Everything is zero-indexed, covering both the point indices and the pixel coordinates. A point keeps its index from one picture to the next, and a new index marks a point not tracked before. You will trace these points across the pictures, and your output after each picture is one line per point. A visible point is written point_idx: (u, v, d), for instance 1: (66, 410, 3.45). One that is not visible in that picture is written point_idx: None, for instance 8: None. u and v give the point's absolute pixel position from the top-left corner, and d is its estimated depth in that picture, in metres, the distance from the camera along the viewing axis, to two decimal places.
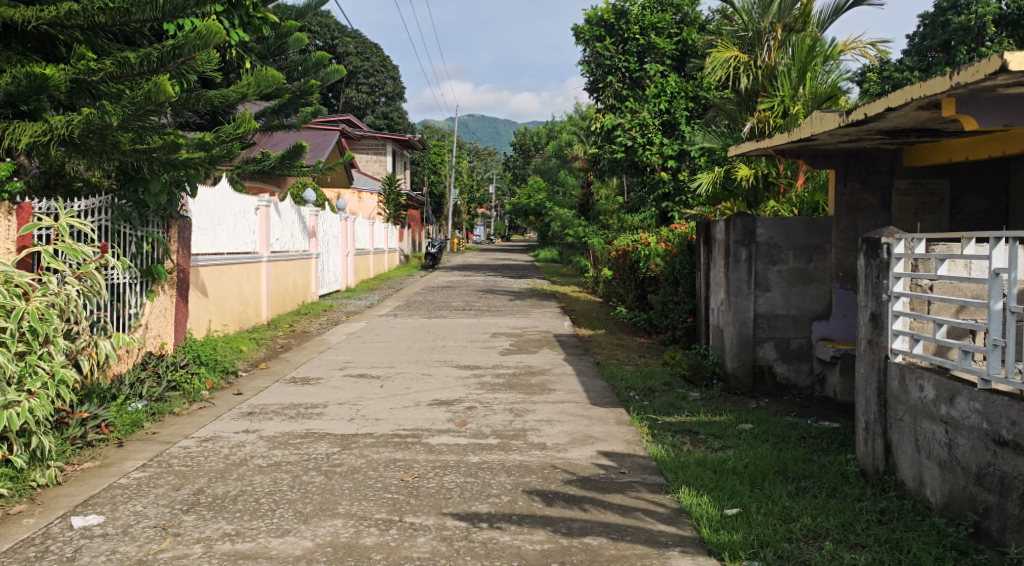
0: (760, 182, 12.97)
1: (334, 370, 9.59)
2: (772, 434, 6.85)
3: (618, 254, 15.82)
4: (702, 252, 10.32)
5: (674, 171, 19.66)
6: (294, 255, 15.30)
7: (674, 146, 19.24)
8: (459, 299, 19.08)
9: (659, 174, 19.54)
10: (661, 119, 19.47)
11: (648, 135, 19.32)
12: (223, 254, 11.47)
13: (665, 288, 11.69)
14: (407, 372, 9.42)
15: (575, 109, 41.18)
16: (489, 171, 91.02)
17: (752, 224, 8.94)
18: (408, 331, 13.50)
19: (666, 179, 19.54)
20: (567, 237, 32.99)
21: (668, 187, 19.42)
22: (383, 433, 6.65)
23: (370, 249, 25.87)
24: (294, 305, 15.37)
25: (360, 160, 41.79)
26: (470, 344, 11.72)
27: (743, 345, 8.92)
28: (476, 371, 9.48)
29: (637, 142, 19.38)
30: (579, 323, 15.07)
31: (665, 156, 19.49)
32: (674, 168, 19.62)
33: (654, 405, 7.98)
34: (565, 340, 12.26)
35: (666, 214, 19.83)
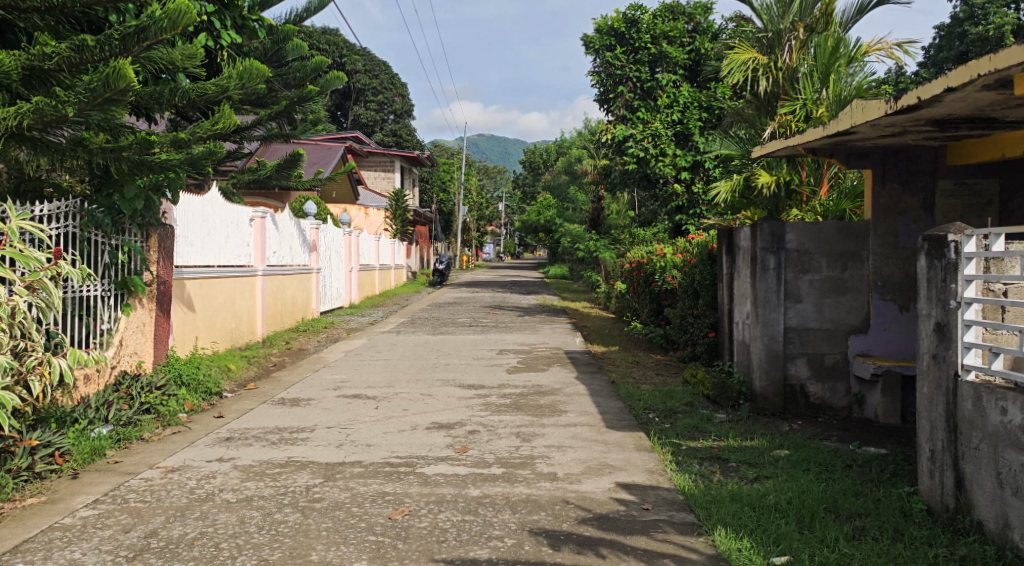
0: (782, 190, 12.10)
1: (327, 391, 8.86)
2: (814, 463, 6.07)
3: (633, 267, 15.08)
4: (724, 262, 9.58)
5: (688, 183, 18.93)
6: (293, 269, 14.61)
7: (688, 157, 18.58)
8: (466, 316, 18.32)
9: (673, 187, 18.82)
10: (674, 129, 18.83)
11: (660, 146, 18.67)
12: (213, 266, 10.75)
13: (684, 302, 10.91)
14: (406, 392, 8.67)
15: (584, 125, 40.56)
16: (499, 189, 90.45)
17: (780, 229, 8.20)
18: (410, 348, 12.75)
19: (680, 192, 18.80)
20: (577, 253, 32.23)
21: (681, 201, 18.73)
22: (373, 462, 5.90)
23: (375, 265, 25.18)
24: (292, 322, 14.65)
25: (368, 177, 41.17)
26: (475, 362, 10.97)
27: (772, 362, 8.16)
28: (481, 391, 8.72)
29: (650, 153, 18.68)
30: (592, 339, 14.31)
31: (678, 167, 18.76)
32: (688, 180, 18.88)
33: (677, 430, 7.20)
34: (577, 357, 11.50)
35: (680, 227, 19.09)
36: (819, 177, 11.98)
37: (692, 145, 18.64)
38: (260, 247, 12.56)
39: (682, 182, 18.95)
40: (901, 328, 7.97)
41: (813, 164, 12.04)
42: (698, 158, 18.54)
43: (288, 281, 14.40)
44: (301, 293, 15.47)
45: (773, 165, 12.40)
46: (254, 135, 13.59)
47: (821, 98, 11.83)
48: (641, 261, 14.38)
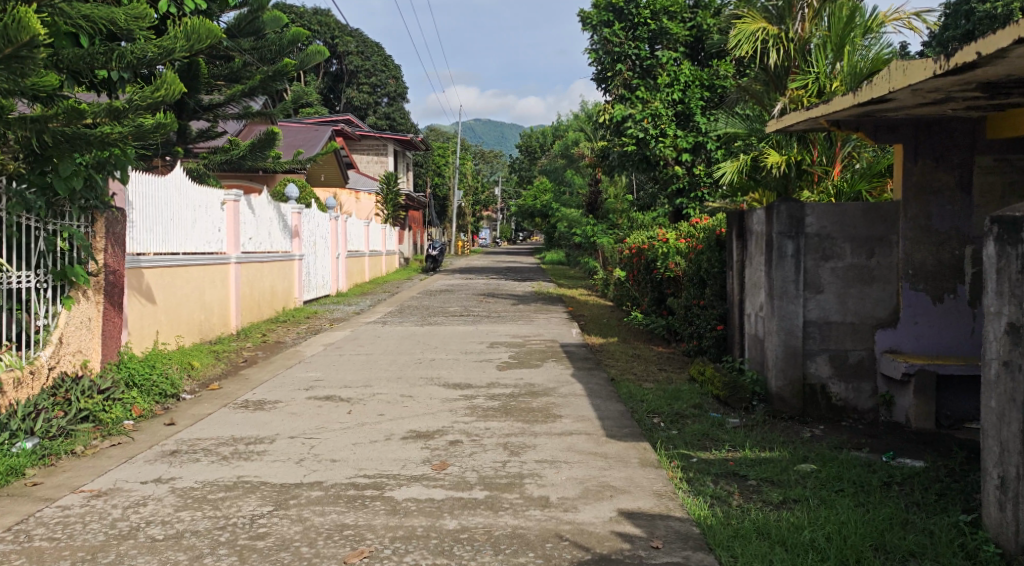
0: (792, 170, 11.15)
1: (297, 391, 8.02)
2: (847, 481, 5.25)
3: (632, 253, 14.23)
4: (735, 247, 8.74)
5: (689, 165, 18.07)
6: (271, 256, 13.76)
7: (689, 138, 17.69)
8: (457, 305, 17.48)
9: (673, 169, 17.96)
10: (674, 108, 17.95)
11: (660, 127, 17.80)
12: (179, 254, 9.91)
13: (690, 291, 10.07)
14: (384, 394, 7.84)
15: (581, 107, 39.59)
16: (495, 174, 89.38)
17: (799, 211, 7.36)
18: (395, 341, 11.91)
19: (681, 174, 18.02)
20: (574, 238, 31.34)
21: (682, 183, 17.88)
22: (336, 483, 5.08)
23: (365, 251, 24.31)
24: (271, 312, 13.84)
25: (360, 161, 40.20)
26: (464, 357, 10.14)
27: (789, 359, 7.36)
28: (467, 391, 7.89)
29: (649, 133, 17.83)
30: (589, 331, 13.48)
31: (679, 148, 17.87)
32: (689, 162, 18.01)
33: (686, 438, 6.39)
34: (573, 351, 10.66)
35: (680, 211, 18.31)
36: (832, 157, 11.00)
37: (693, 126, 17.72)
38: (233, 233, 11.71)
39: (684, 165, 18.10)
40: (935, 322, 7.14)
41: (826, 142, 11.09)
42: (700, 139, 17.61)
43: (266, 269, 13.54)
44: (281, 281, 14.63)
45: (783, 142, 11.45)
46: (230, 113, 12.71)
47: (834, 72, 10.90)
48: (641, 247, 13.53)
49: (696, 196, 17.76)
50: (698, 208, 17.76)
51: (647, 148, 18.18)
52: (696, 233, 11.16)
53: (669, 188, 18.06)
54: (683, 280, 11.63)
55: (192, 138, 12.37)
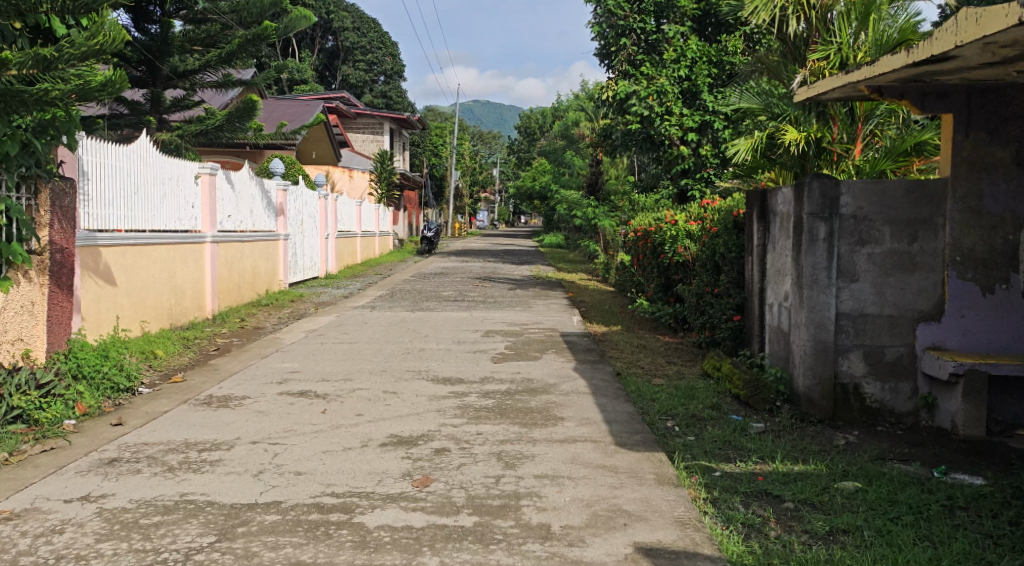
0: (810, 148, 10.19)
1: (269, 385, 7.21)
2: (902, 506, 4.46)
3: (637, 236, 13.40)
4: (756, 230, 7.90)
5: (695, 145, 17.20)
6: (254, 236, 12.95)
7: (696, 116, 16.84)
8: (451, 289, 16.67)
9: (678, 149, 17.09)
10: (680, 85, 17.03)
11: (666, 104, 16.89)
12: (145, 232, 9.09)
13: (702, 279, 9.28)
14: (365, 390, 7.03)
15: (582, 87, 38.63)
16: (493, 155, 88.29)
17: (833, 189, 6.53)
18: (382, 328, 11.10)
19: (686, 155, 17.12)
20: (574, 221, 30.45)
21: (687, 164, 17.02)
22: (298, 505, 4.28)
23: (357, 232, 23.46)
24: (252, 296, 13.02)
25: (355, 140, 39.26)
26: (456, 347, 9.33)
27: (819, 356, 6.55)
28: (458, 388, 7.09)
29: (654, 111, 16.92)
30: (591, 318, 12.67)
31: (684, 127, 17.00)
32: (695, 142, 17.13)
33: (705, 447, 5.60)
34: (575, 341, 9.86)
35: (685, 193, 17.63)
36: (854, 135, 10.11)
37: (700, 104, 16.85)
38: (208, 210, 10.88)
39: (689, 144, 17.21)
40: (985, 315, 6.33)
41: (848, 118, 10.23)
42: (707, 118, 16.75)
43: (246, 249, 12.69)
44: (264, 263, 13.81)
45: (801, 118, 10.46)
46: (206, 81, 11.87)
47: (859, 43, 9.72)
48: (647, 229, 12.71)
49: (701, 176, 17.03)
50: (705, 189, 17.00)
51: (652, 127, 17.30)
52: (708, 215, 10.38)
53: (674, 169, 17.22)
54: (694, 265, 10.85)
55: (167, 107, 11.70)
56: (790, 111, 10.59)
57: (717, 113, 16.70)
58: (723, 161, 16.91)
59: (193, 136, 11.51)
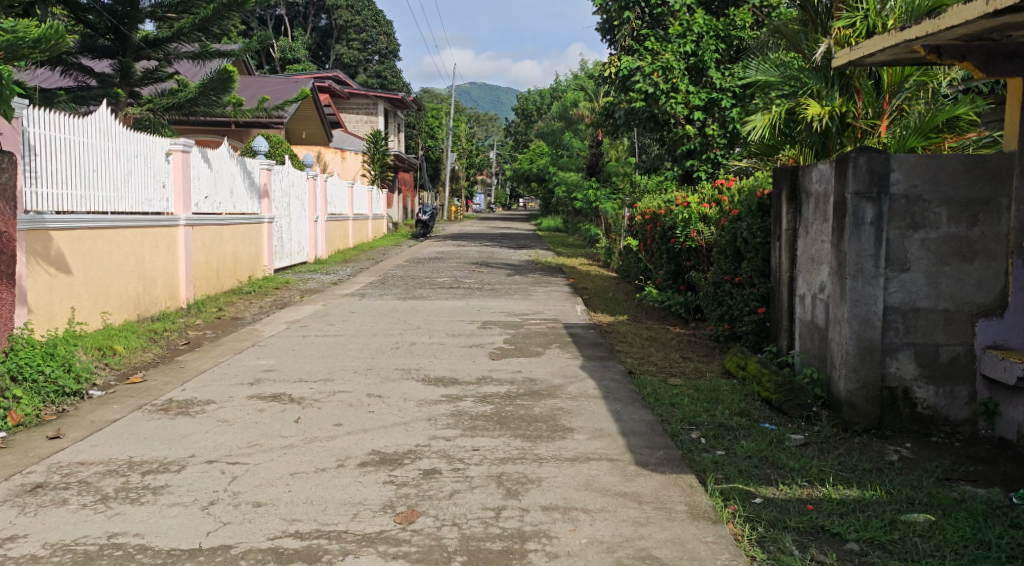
0: (834, 124, 9.21)
1: (238, 386, 6.39)
2: (991, 550, 3.70)
3: (643, 219, 12.56)
4: (785, 212, 7.07)
5: (702, 124, 16.29)
6: (234, 219, 12.13)
7: (702, 94, 15.90)
8: (446, 275, 15.85)
9: (683, 129, 16.18)
10: (686, 60, 16.08)
11: (672, 81, 15.97)
12: (107, 215, 8.25)
13: (719, 266, 8.50)
14: (347, 393, 6.21)
15: (582, 67, 37.63)
16: (490, 138, 87.21)
17: (882, 165, 5.69)
18: (371, 318, 10.28)
19: (692, 135, 16.16)
20: (573, 204, 29.60)
21: (693, 144, 16.12)
22: (251, 551, 3.49)
23: (349, 215, 22.57)
24: (233, 283, 12.18)
25: (349, 120, 38.28)
26: (450, 340, 8.51)
27: (863, 356, 5.74)
28: (451, 391, 6.28)
29: (659, 88, 16.00)
30: (595, 307, 11.86)
31: (690, 105, 16.07)
32: (701, 121, 16.23)
33: (741, 464, 4.79)
34: (580, 333, 9.05)
35: (690, 174, 16.73)
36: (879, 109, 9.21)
37: (706, 81, 15.94)
38: (182, 190, 10.06)
39: (694, 124, 16.28)
40: None
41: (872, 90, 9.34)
42: (715, 95, 15.86)
43: (225, 233, 11.84)
44: (246, 247, 12.97)
45: (823, 91, 9.44)
46: (185, 52, 11.08)
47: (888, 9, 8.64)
48: (653, 211, 11.92)
49: (708, 156, 16.07)
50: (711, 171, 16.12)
51: (657, 105, 16.38)
52: (725, 198, 9.54)
53: (679, 149, 16.32)
54: (707, 251, 10.19)
55: (137, 80, 10.86)
56: (811, 84, 9.48)
57: (726, 90, 15.80)
58: (731, 140, 15.98)
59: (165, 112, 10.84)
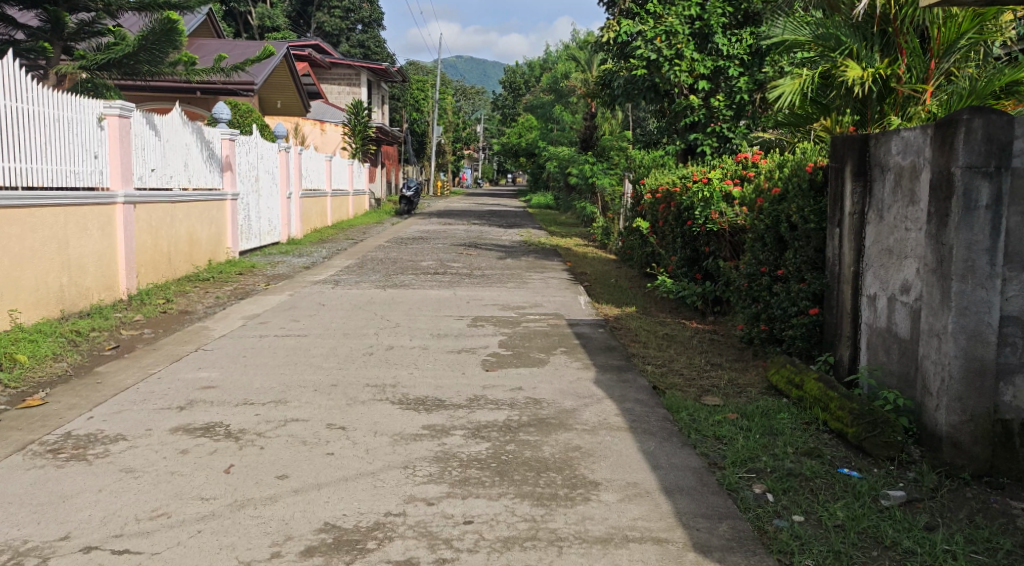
0: (875, 89, 7.95)
1: (161, 412, 5.01)
2: None
3: (652, 197, 11.18)
4: (848, 191, 5.70)
5: (707, 94, 14.76)
6: (188, 195, 10.71)
7: (708, 62, 14.30)
8: (431, 258, 14.45)
9: (686, 99, 14.63)
10: (691, 24, 14.43)
11: (676, 47, 14.26)
12: (14, 193, 6.84)
13: (752, 255, 7.20)
14: (300, 423, 4.85)
15: (573, 38, 36.14)
16: (477, 111, 85.39)
17: (1005, 131, 4.34)
18: (344, 312, 8.90)
19: (696, 106, 14.60)
20: (564, 179, 28.16)
21: (698, 117, 14.60)
22: None
23: (327, 191, 21.10)
24: (188, 268, 10.77)
25: (331, 91, 36.59)
26: (435, 344, 7.13)
27: (972, 380, 4.40)
28: (435, 422, 4.92)
29: (661, 55, 14.32)
30: (599, 298, 10.52)
31: (694, 73, 14.49)
32: (705, 91, 14.68)
33: (832, 538, 3.51)
34: (587, 333, 7.70)
35: (694, 149, 15.26)
36: (924, 73, 7.80)
37: (710, 47, 14.31)
38: (120, 161, 8.69)
39: (698, 94, 14.75)
40: None
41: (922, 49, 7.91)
42: (721, 63, 14.28)
43: (178, 212, 10.41)
44: (204, 227, 11.53)
45: (863, 52, 8.00)
46: (125, 2, 9.20)
47: None
48: (665, 188, 10.56)
49: (711, 129, 14.57)
50: (717, 147, 14.61)
51: (659, 73, 14.72)
52: (757, 178, 8.19)
53: (681, 122, 14.81)
54: (731, 235, 8.93)
55: (70, 34, 9.37)
56: (849, 42, 8.08)
57: (733, 56, 14.27)
58: (737, 112, 14.48)
59: (117, 76, 9.65)
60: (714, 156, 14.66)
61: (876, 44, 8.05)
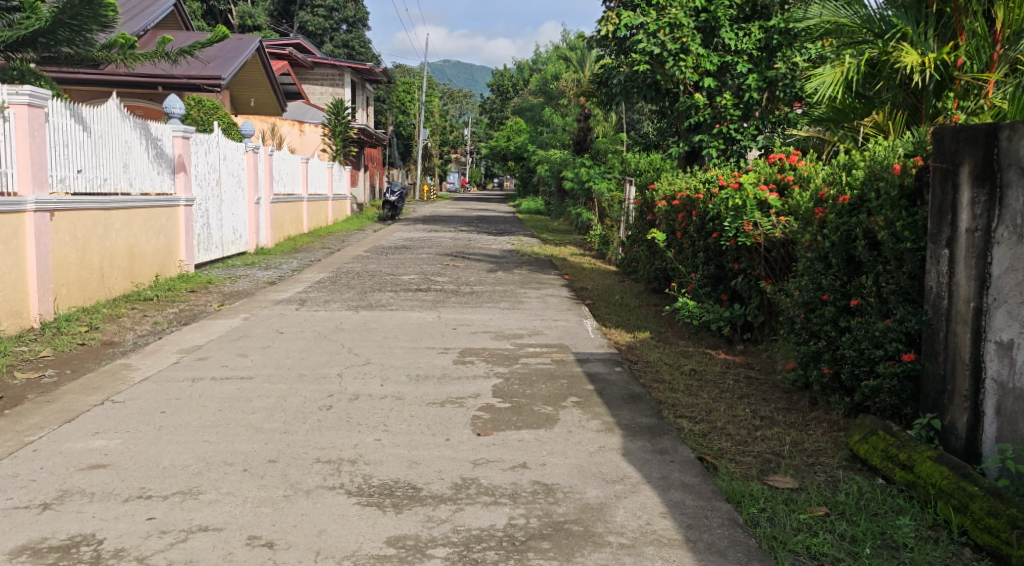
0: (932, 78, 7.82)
1: (11, 517, 3.52)
2: None
3: (666, 203, 9.72)
4: (962, 199, 4.29)
5: (711, 92, 13.09)
6: (127, 201, 9.18)
7: (715, 58, 12.61)
8: (413, 271, 12.92)
9: (690, 98, 12.84)
10: (696, 16, 12.75)
11: (682, 40, 12.55)
12: None
13: (806, 280, 5.73)
14: (211, 535, 3.38)
15: (562, 39, 34.81)
16: (464, 115, 83.99)
17: None
18: (305, 342, 7.38)
19: (701, 105, 12.87)
20: (557, 183, 26.69)
21: (703, 117, 12.81)
22: None
23: (303, 195, 19.58)
24: (127, 285, 9.23)
25: (312, 92, 35.06)
26: (411, 392, 5.62)
27: None
28: (405, 533, 3.45)
29: (665, 50, 12.56)
30: (606, 322, 9.06)
31: (699, 69, 12.80)
32: (710, 89, 13.03)
33: None
34: (600, 375, 6.23)
35: (697, 151, 13.75)
36: (988, 59, 7.54)
37: (717, 42, 12.67)
38: (30, 156, 7.19)
39: (703, 91, 13.07)
40: None
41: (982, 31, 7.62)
42: (728, 59, 12.59)
43: (112, 221, 8.88)
44: (151, 237, 9.99)
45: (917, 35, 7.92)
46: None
47: None
48: (683, 194, 9.05)
49: (717, 129, 12.85)
50: (723, 149, 12.99)
51: (663, 70, 13.03)
52: (807, 188, 6.76)
53: (685, 123, 12.99)
54: (768, 250, 7.54)
55: None
56: (902, 23, 8.00)
57: (741, 51, 12.54)
58: (746, 112, 12.72)
59: (41, 61, 8.24)
60: (720, 160, 13.00)
61: (933, 26, 7.90)
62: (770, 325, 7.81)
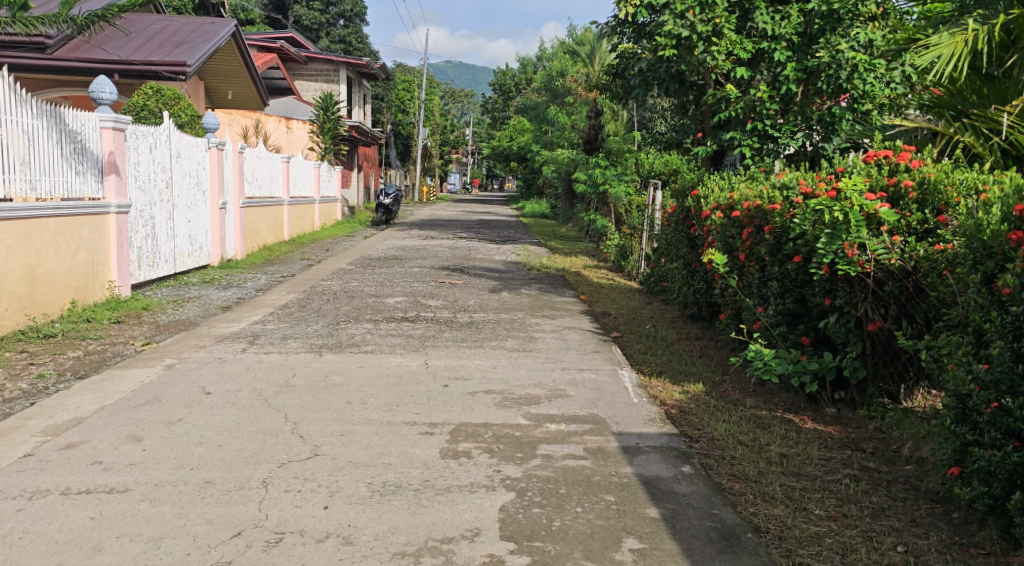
0: None
1: None
2: None
3: (724, 212, 7.51)
4: None
5: (745, 83, 10.62)
6: (22, 210, 7.11)
7: (749, 44, 10.15)
8: (402, 291, 10.79)
9: (720, 91, 10.37)
10: None
11: (715, 20, 10.08)
12: None
13: (997, 347, 3.59)
14: None
15: (569, 36, 32.78)
16: (466, 115, 81.84)
17: None
18: (235, 410, 5.25)
19: (731, 100, 10.38)
20: (564, 185, 24.54)
21: (733, 115, 10.36)
22: None
23: (283, 198, 17.40)
24: (21, 318, 7.16)
25: (306, 88, 32.91)
26: (369, 531, 3.51)
27: None
28: None
29: (694, 33, 10.09)
30: (645, 369, 6.88)
31: (730, 57, 10.35)
32: (742, 81, 10.57)
33: None
34: (659, 484, 4.11)
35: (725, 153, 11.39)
36: None
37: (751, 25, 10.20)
38: None
39: (733, 81, 10.65)
40: None
41: None
42: (764, 46, 10.09)
43: None
44: (65, 254, 7.89)
45: None
46: None
47: None
48: (749, 202, 6.84)
49: (749, 124, 10.28)
50: (757, 155, 10.53)
51: (690, 56, 10.50)
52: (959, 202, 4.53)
53: (714, 120, 10.53)
54: (879, 282, 5.40)
55: None
56: None
57: (779, 37, 10.00)
58: (783, 105, 10.23)
59: None
60: (754, 162, 10.45)
61: None
62: (877, 383, 5.70)
